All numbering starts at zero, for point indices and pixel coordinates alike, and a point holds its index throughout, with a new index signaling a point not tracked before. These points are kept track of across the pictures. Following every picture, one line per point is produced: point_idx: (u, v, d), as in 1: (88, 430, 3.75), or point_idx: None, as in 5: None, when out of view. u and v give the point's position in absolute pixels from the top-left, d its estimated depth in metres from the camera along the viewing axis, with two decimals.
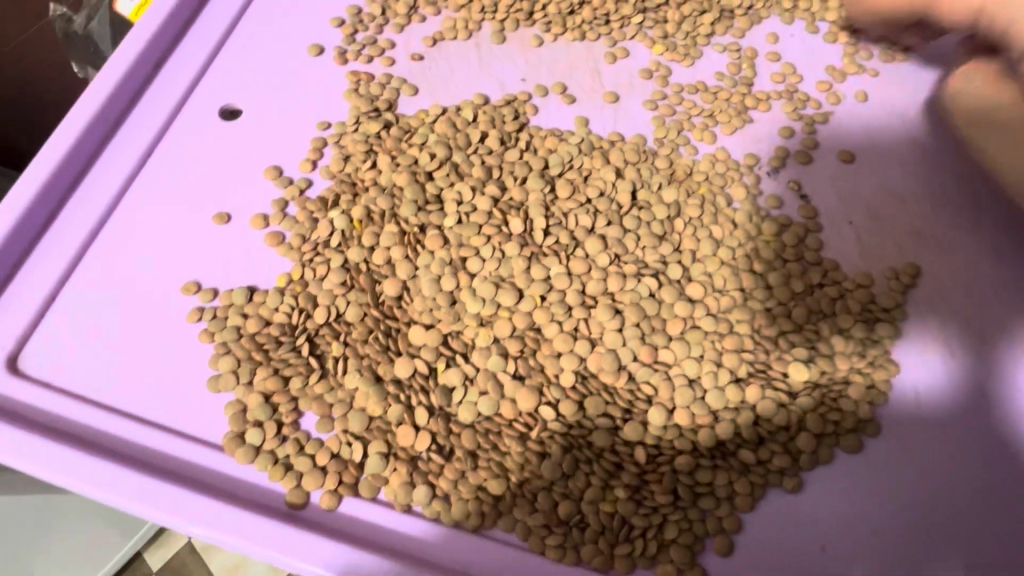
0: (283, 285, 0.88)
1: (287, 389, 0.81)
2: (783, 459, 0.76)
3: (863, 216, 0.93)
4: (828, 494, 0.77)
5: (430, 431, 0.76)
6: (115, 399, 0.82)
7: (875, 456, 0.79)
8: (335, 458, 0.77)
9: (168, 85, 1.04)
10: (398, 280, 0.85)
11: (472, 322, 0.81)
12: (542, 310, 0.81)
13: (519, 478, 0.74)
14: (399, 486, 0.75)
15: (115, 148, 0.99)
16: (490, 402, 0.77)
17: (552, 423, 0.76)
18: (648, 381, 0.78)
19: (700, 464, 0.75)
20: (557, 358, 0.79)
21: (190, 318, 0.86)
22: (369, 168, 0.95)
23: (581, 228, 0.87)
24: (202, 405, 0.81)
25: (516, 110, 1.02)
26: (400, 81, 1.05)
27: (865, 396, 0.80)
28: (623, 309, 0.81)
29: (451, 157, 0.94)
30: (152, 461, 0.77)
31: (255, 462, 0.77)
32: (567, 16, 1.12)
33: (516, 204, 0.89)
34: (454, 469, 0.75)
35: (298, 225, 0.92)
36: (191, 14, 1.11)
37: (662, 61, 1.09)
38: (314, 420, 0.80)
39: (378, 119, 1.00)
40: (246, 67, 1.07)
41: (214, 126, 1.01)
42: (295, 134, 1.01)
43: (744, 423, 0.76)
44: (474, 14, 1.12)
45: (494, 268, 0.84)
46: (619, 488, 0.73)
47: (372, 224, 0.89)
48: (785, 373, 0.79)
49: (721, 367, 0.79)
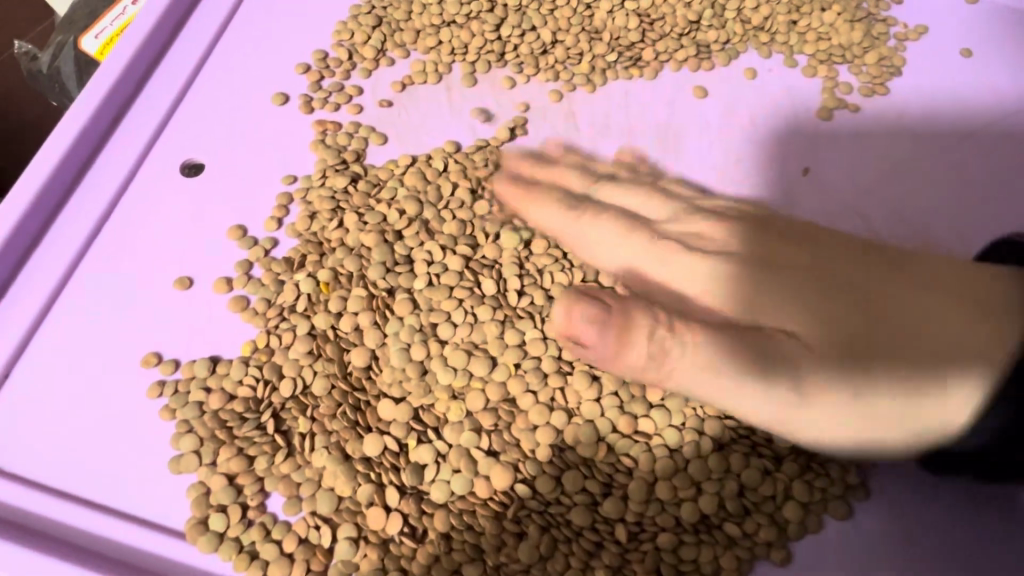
0: (248, 354, 0.84)
1: (251, 469, 0.77)
2: (770, 532, 0.73)
3: None
4: (818, 566, 0.74)
5: (401, 512, 0.73)
6: (73, 485, 0.78)
7: (866, 522, 0.76)
8: (303, 543, 0.74)
9: (125, 142, 1.00)
10: (366, 349, 0.82)
11: (444, 394, 0.78)
12: (516, 379, 0.78)
13: (495, 562, 0.71)
14: (370, 573, 0.71)
15: (69, 213, 0.95)
16: (463, 480, 0.74)
17: (529, 501, 0.72)
18: (628, 453, 0.75)
19: (684, 541, 0.72)
20: (533, 431, 0.76)
21: (150, 394, 0.82)
22: (336, 227, 0.91)
23: (558, 286, 0.84)
24: (163, 489, 0.78)
25: (489, 157, 0.98)
26: (368, 129, 1.02)
27: (853, 459, 0.77)
28: (601, 375, 0.78)
29: (421, 213, 0.91)
30: (111, 553, 0.74)
31: (219, 550, 0.74)
32: (540, 55, 1.09)
33: (489, 262, 0.86)
34: (427, 553, 0.71)
35: (264, 288, 0.88)
36: (152, 62, 1.08)
37: (638, 105, 1.06)
38: (281, 501, 0.77)
39: (345, 172, 0.96)
40: (209, 119, 1.03)
41: (176, 182, 0.98)
42: (258, 190, 0.97)
43: (729, 496, 0.73)
44: (444, 56, 1.08)
45: (467, 334, 0.81)
46: (600, 570, 0.70)
47: (339, 287, 0.86)
48: (770, 438, 0.76)
49: (703, 435, 0.76)
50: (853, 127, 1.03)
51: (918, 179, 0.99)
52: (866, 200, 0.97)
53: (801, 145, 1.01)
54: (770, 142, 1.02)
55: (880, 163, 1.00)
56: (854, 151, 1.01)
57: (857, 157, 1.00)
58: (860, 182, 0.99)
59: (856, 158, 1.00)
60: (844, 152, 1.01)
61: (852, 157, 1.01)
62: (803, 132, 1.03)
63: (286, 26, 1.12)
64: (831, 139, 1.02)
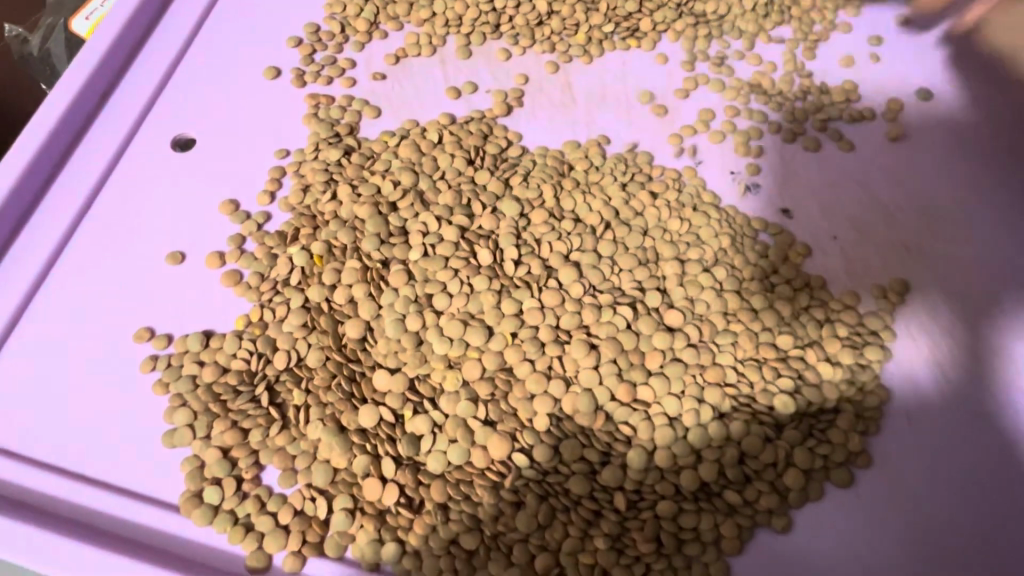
0: (242, 328, 0.83)
1: (246, 442, 0.76)
2: (770, 499, 0.72)
3: (847, 228, 0.90)
4: (818, 533, 0.73)
5: (397, 483, 0.72)
6: (66, 460, 0.77)
7: (867, 490, 0.75)
8: (299, 515, 0.73)
9: (113, 119, 0.99)
10: (361, 321, 0.80)
11: (439, 364, 0.77)
12: (513, 348, 0.77)
13: (493, 531, 0.70)
14: (366, 544, 0.71)
15: (58, 191, 0.94)
16: (460, 450, 0.73)
17: (527, 471, 0.71)
18: (627, 422, 0.74)
19: (684, 508, 0.71)
20: (530, 400, 0.75)
21: (143, 368, 0.81)
22: (329, 199, 0.89)
23: (555, 255, 0.83)
24: (157, 463, 0.77)
25: (485, 129, 0.96)
26: (361, 102, 1.00)
27: (855, 426, 0.76)
28: (599, 343, 0.77)
29: (416, 184, 0.90)
30: (106, 528, 0.73)
31: (214, 523, 0.73)
32: (536, 27, 1.07)
33: (486, 233, 0.85)
34: (424, 524, 0.71)
35: (256, 262, 0.87)
36: (140, 37, 1.06)
37: (636, 74, 1.04)
38: (276, 474, 0.76)
39: (338, 145, 0.95)
40: (198, 94, 1.01)
41: (167, 157, 0.96)
42: (250, 165, 0.96)
43: (729, 463, 0.72)
44: (438, 28, 1.07)
45: (462, 304, 0.80)
46: (599, 538, 0.69)
47: (332, 260, 0.85)
48: (771, 405, 0.75)
49: (703, 403, 0.75)
50: (855, 96, 1.00)
51: (922, 148, 0.96)
52: (867, 168, 0.95)
53: (802, 113, 0.99)
54: (771, 112, 1.00)
55: (884, 132, 0.98)
56: (856, 119, 0.98)
57: (859, 126, 0.98)
58: (861, 150, 0.96)
59: (857, 127, 0.98)
60: (845, 121, 0.98)
61: (853, 125, 0.98)
62: (803, 100, 1.00)
63: (277, 12, 1.10)
64: (834, 108, 0.99)
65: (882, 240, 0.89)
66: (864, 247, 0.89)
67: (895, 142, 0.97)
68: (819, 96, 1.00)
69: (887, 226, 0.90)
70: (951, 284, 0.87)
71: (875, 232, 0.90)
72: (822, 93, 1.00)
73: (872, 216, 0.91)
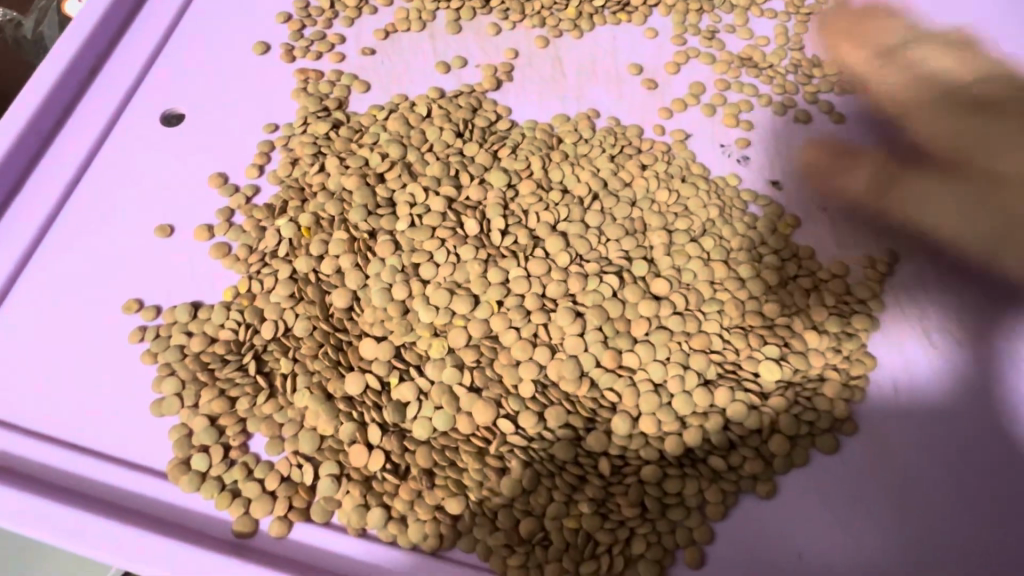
0: (230, 299, 0.83)
1: (233, 410, 0.77)
2: (755, 464, 0.72)
3: (838, 200, 0.90)
4: (803, 499, 0.73)
5: (383, 449, 0.73)
6: (55, 430, 0.78)
7: (853, 456, 0.75)
8: (286, 481, 0.73)
9: (102, 93, 0.99)
10: (347, 291, 0.81)
11: (425, 332, 0.77)
12: (499, 316, 0.77)
13: (478, 496, 0.70)
14: (352, 509, 0.71)
15: (47, 164, 0.94)
16: (445, 417, 0.73)
17: (512, 436, 0.72)
18: (612, 388, 0.75)
19: (668, 474, 0.71)
20: (515, 367, 0.75)
21: (132, 339, 0.81)
22: (317, 171, 0.89)
23: (542, 225, 0.83)
24: (146, 432, 0.77)
25: (475, 102, 0.96)
26: (350, 77, 1.00)
27: (841, 394, 0.76)
28: (585, 311, 0.78)
29: (404, 156, 0.90)
30: (94, 495, 0.74)
31: (202, 489, 0.73)
32: (526, 2, 1.07)
33: (473, 203, 0.85)
34: (409, 489, 0.71)
35: (245, 235, 0.87)
36: (129, 14, 1.06)
37: (626, 48, 1.04)
38: (263, 441, 0.76)
39: (327, 118, 0.95)
40: (187, 70, 1.01)
41: (156, 132, 0.96)
42: (240, 139, 0.96)
43: (713, 429, 0.73)
44: (428, 3, 1.06)
45: (449, 273, 0.80)
46: (583, 503, 0.69)
47: (320, 231, 0.85)
48: (756, 372, 0.76)
49: (688, 369, 0.75)
50: (845, 70, 1.00)
51: None
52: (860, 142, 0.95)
53: (795, 89, 0.98)
54: (761, 85, 0.99)
55: (876, 104, 0.97)
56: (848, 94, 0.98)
57: (851, 101, 0.98)
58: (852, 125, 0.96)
59: (849, 102, 0.98)
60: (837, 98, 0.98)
61: (845, 100, 0.98)
62: (796, 74, 1.00)
63: None
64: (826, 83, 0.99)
65: (887, 198, 0.86)
66: (861, 215, 0.87)
67: (896, 103, 0.94)
68: (808, 70, 1.00)
69: (896, 178, 0.86)
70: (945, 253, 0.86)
71: (880, 191, 0.87)
72: (813, 66, 1.01)
73: (880, 169, 0.87)
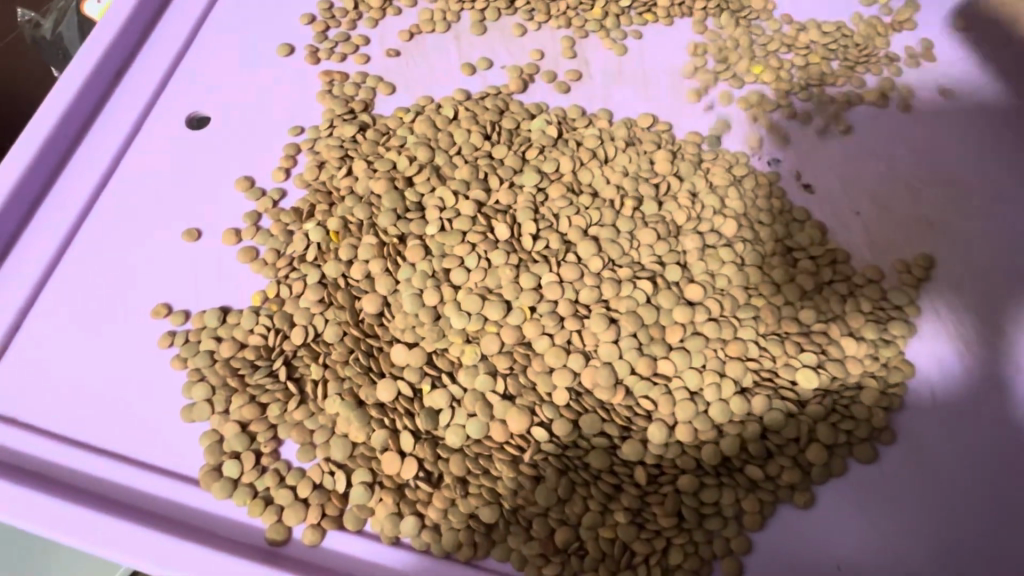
0: (259, 304, 0.82)
1: (264, 416, 0.76)
2: (793, 474, 0.71)
3: (870, 204, 0.89)
4: (843, 510, 0.72)
5: (416, 457, 0.72)
6: (86, 435, 0.77)
7: (893, 465, 0.74)
8: (318, 489, 0.72)
9: (128, 96, 0.99)
10: (378, 296, 0.80)
11: (457, 338, 0.77)
12: (532, 323, 0.77)
13: (513, 505, 0.70)
14: (386, 518, 0.70)
15: (75, 166, 0.94)
16: (478, 424, 0.73)
17: (546, 445, 0.71)
18: (647, 396, 0.74)
19: (705, 483, 0.70)
20: (549, 374, 0.75)
21: (161, 344, 0.81)
22: (345, 175, 0.89)
23: (574, 229, 0.82)
24: (176, 438, 0.77)
25: (502, 103, 0.95)
26: (375, 79, 0.99)
27: (879, 402, 0.75)
28: (619, 318, 0.77)
29: (432, 160, 0.89)
30: (126, 500, 0.73)
31: (234, 496, 0.73)
32: (551, 2, 1.06)
33: (503, 207, 0.85)
34: (443, 497, 0.70)
35: (273, 239, 0.86)
36: (154, 14, 1.06)
37: (653, 50, 1.03)
38: (295, 448, 0.76)
39: (353, 121, 0.94)
40: (212, 73, 1.01)
41: (182, 134, 0.96)
42: (265, 141, 0.95)
43: (750, 438, 0.72)
44: (452, 4, 1.05)
45: (480, 278, 0.80)
46: (619, 512, 0.69)
47: (349, 235, 0.84)
48: (794, 380, 0.74)
49: (724, 377, 0.74)
50: (876, 70, 0.99)
51: (943, 126, 0.95)
52: (891, 146, 0.94)
53: (828, 97, 0.97)
54: (769, 91, 0.98)
55: (906, 107, 0.96)
56: (881, 101, 0.96)
57: (883, 101, 0.96)
58: (883, 127, 0.95)
59: (880, 103, 0.96)
60: (870, 99, 0.97)
61: (876, 107, 0.96)
62: (802, 74, 0.98)
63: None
64: (855, 94, 0.97)
65: None
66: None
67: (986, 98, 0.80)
68: (828, 73, 0.98)
69: None
70: (975, 257, 0.86)
71: None
72: (824, 70, 0.98)
73: None
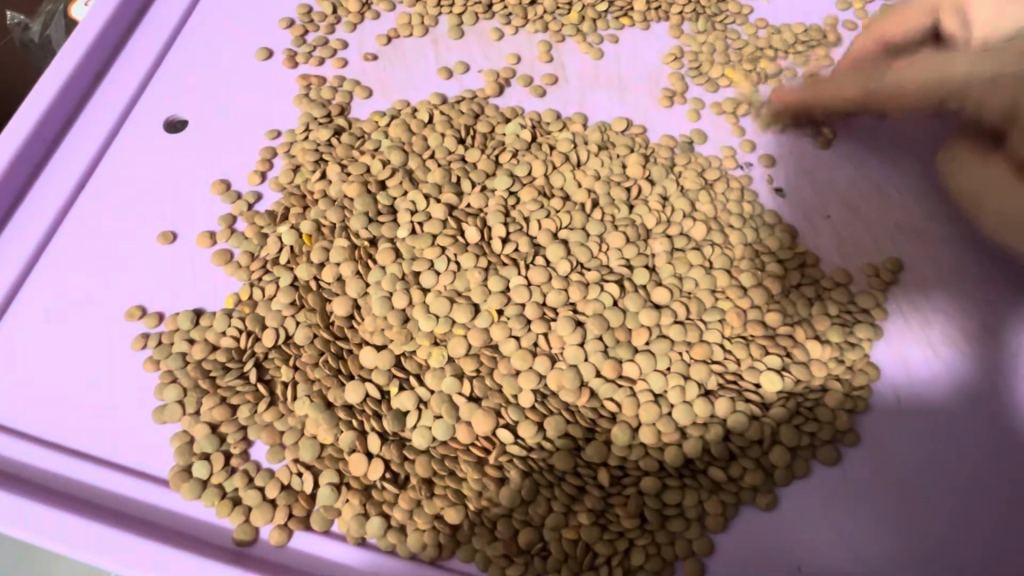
0: (232, 306, 0.83)
1: (234, 418, 0.77)
2: (755, 476, 0.72)
3: (841, 207, 0.90)
4: (805, 512, 0.73)
5: (383, 459, 0.73)
6: (59, 436, 0.78)
7: (857, 467, 0.75)
8: (286, 489, 0.73)
9: (107, 100, 0.99)
10: (348, 299, 0.81)
11: (425, 341, 0.78)
12: (499, 325, 0.78)
13: (477, 506, 0.70)
14: (352, 518, 0.71)
15: (52, 170, 0.94)
16: (445, 426, 0.73)
17: (511, 447, 0.72)
18: (612, 398, 0.75)
19: (668, 485, 0.71)
20: (515, 377, 0.75)
21: (135, 346, 0.82)
22: (319, 178, 0.89)
23: (544, 233, 0.83)
24: (148, 440, 0.78)
25: (478, 106, 0.96)
26: (352, 82, 1.00)
27: (843, 405, 0.76)
28: (585, 320, 0.78)
29: (406, 163, 0.90)
30: (96, 501, 0.74)
31: (202, 497, 0.74)
32: (528, 6, 1.06)
33: (474, 211, 0.85)
34: (408, 498, 0.71)
35: (247, 241, 0.87)
36: (133, 18, 1.06)
37: (628, 53, 1.03)
38: (264, 450, 0.76)
39: (329, 125, 0.95)
40: (190, 77, 1.01)
41: (159, 137, 0.97)
42: (242, 144, 0.96)
43: (713, 440, 0.72)
44: (430, 8, 1.06)
45: (449, 282, 0.80)
46: (582, 513, 0.69)
47: (321, 238, 0.85)
48: (758, 382, 0.75)
49: (688, 379, 0.75)
50: None
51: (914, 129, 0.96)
52: (862, 150, 0.94)
53: None
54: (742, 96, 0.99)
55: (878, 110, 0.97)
56: None
57: None
58: (854, 130, 0.96)
59: None
60: None
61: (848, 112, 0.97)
62: (776, 79, 0.99)
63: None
64: None
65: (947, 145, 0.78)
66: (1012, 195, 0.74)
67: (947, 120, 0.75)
68: (802, 77, 0.99)
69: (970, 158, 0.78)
70: (944, 262, 0.86)
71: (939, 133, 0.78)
72: (798, 74, 0.99)
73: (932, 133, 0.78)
